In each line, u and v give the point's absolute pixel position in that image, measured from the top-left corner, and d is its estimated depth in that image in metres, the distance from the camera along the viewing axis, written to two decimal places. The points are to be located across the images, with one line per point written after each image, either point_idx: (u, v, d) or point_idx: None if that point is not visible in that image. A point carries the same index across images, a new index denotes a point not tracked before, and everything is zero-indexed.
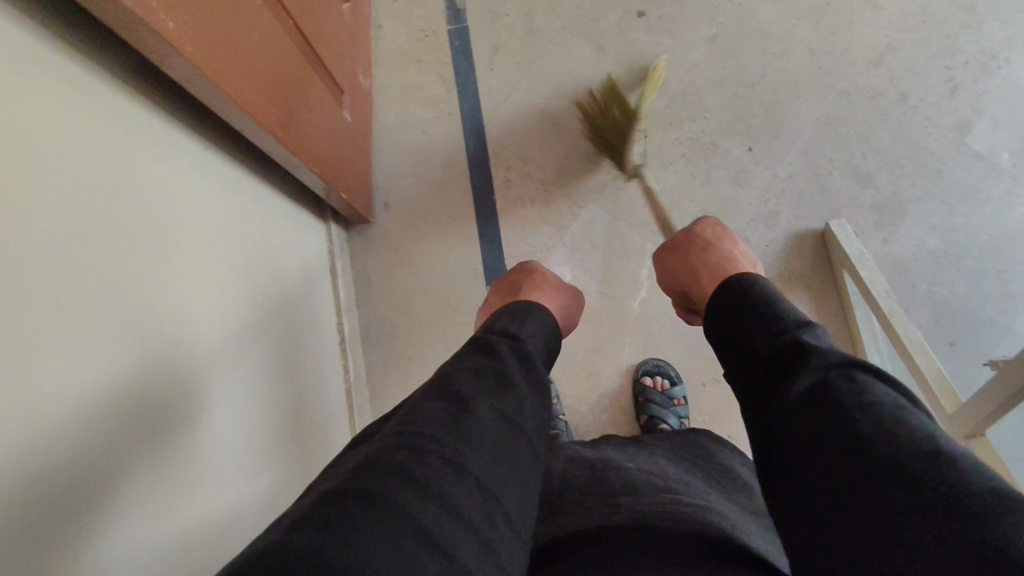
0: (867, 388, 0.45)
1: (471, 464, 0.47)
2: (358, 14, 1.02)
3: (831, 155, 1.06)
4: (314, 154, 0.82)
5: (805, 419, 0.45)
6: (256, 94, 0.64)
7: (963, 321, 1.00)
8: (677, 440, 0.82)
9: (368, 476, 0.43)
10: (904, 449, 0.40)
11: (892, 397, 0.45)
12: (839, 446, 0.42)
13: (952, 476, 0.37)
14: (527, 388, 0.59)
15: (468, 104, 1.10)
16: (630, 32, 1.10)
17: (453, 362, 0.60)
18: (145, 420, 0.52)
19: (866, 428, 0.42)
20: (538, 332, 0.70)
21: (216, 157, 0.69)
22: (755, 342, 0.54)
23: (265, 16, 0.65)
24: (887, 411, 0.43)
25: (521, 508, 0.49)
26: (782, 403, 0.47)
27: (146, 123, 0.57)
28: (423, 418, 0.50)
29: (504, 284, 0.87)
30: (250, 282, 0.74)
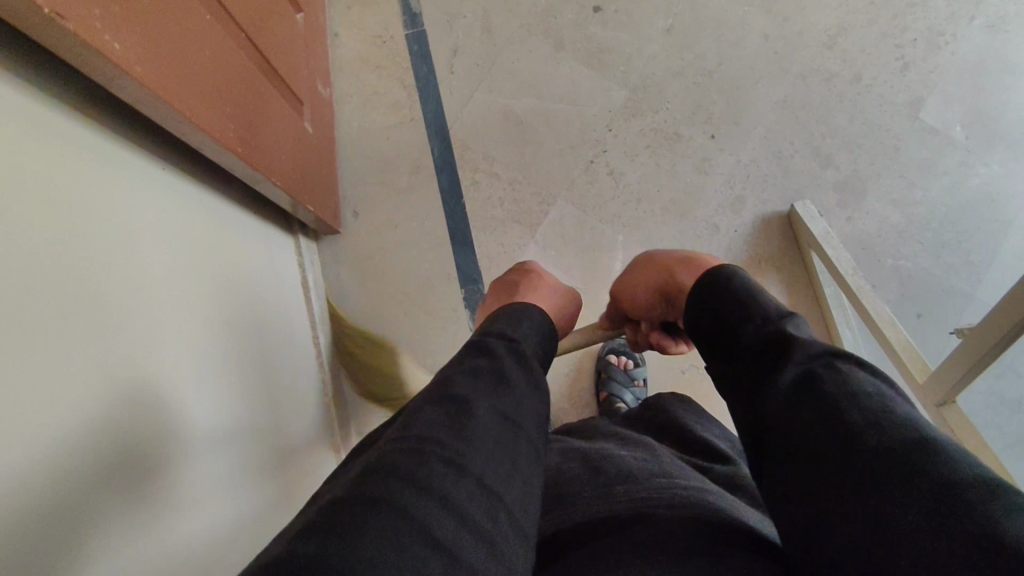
0: (853, 376, 0.45)
1: (474, 464, 0.48)
2: (312, 24, 1.00)
3: (791, 138, 1.08)
4: (276, 168, 0.81)
5: (792, 403, 0.46)
6: (213, 111, 0.63)
7: (928, 292, 1.03)
8: (667, 422, 0.82)
9: (371, 480, 0.44)
10: (888, 431, 0.40)
11: (877, 386, 0.45)
12: (823, 430, 0.43)
13: (932, 452, 0.38)
14: (525, 387, 0.59)
15: (431, 108, 1.09)
16: (588, 28, 1.11)
17: (453, 365, 0.60)
18: (122, 453, 0.50)
19: (851, 413, 0.42)
20: (533, 332, 0.70)
21: (176, 177, 0.68)
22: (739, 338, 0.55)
23: (216, 31, 0.63)
24: (871, 397, 0.43)
25: (524, 503, 0.49)
26: (768, 395, 0.48)
27: (103, 148, 0.55)
28: (423, 424, 0.50)
29: (497, 284, 0.87)
30: (221, 301, 0.73)
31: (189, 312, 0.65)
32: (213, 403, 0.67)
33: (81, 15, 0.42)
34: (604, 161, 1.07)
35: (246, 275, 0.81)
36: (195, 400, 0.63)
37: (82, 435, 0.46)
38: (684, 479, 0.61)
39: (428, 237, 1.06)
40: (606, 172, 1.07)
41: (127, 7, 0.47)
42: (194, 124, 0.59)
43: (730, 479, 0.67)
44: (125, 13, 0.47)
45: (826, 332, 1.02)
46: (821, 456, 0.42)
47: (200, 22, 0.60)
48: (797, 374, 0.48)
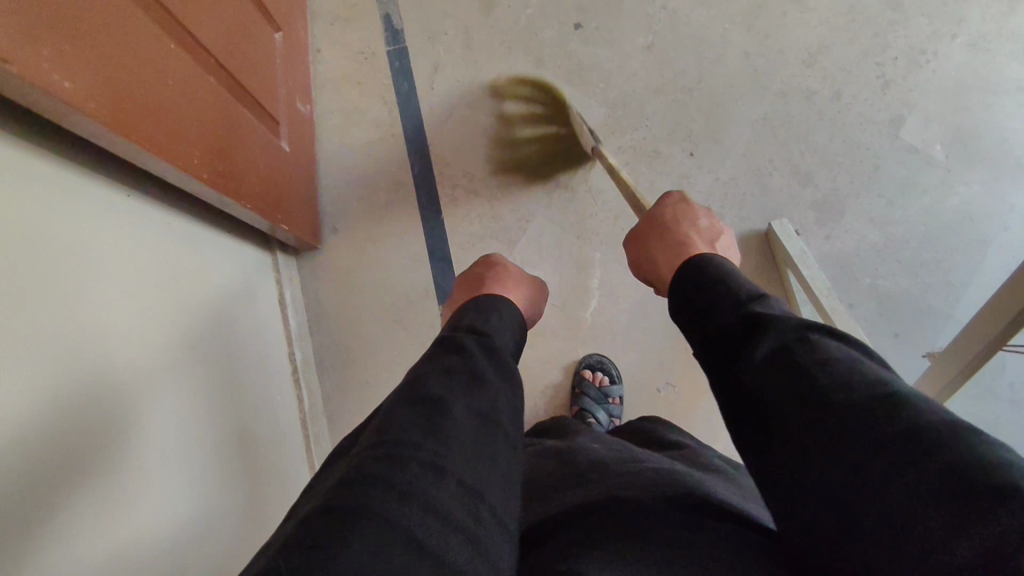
0: (822, 346, 0.48)
1: (452, 464, 0.49)
2: (292, 42, 1.01)
3: (770, 156, 1.08)
4: (247, 190, 0.82)
5: (771, 383, 0.47)
6: (179, 140, 0.64)
7: (905, 312, 1.03)
8: (648, 432, 0.83)
9: (352, 488, 0.45)
10: (861, 396, 0.42)
11: (846, 353, 0.47)
12: (801, 403, 0.44)
13: (902, 412, 0.40)
14: (499, 379, 0.60)
15: (411, 124, 1.10)
16: (568, 45, 1.11)
17: (424, 363, 0.60)
18: (73, 467, 0.53)
19: (825, 381, 0.44)
20: (505, 324, 0.71)
21: (141, 205, 0.69)
22: (711, 320, 0.57)
23: (182, 61, 0.64)
24: (843, 364, 0.45)
25: (505, 501, 0.51)
26: (742, 377, 0.50)
27: (62, 182, 0.57)
28: (398, 426, 0.51)
29: (463, 281, 0.87)
30: (190, 323, 0.74)
31: (152, 336, 0.66)
32: (175, 424, 0.68)
33: (30, 57, 0.43)
34: (582, 178, 1.08)
35: (219, 294, 0.82)
36: (156, 421, 0.64)
37: (33, 452, 0.48)
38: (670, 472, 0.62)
39: (407, 254, 1.07)
40: (585, 190, 1.07)
41: (79, 47, 0.48)
42: (159, 155, 0.60)
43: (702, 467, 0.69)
44: (75, 53, 0.48)
45: None
46: (802, 435, 0.43)
47: (164, 53, 0.61)
48: (767, 346, 0.49)
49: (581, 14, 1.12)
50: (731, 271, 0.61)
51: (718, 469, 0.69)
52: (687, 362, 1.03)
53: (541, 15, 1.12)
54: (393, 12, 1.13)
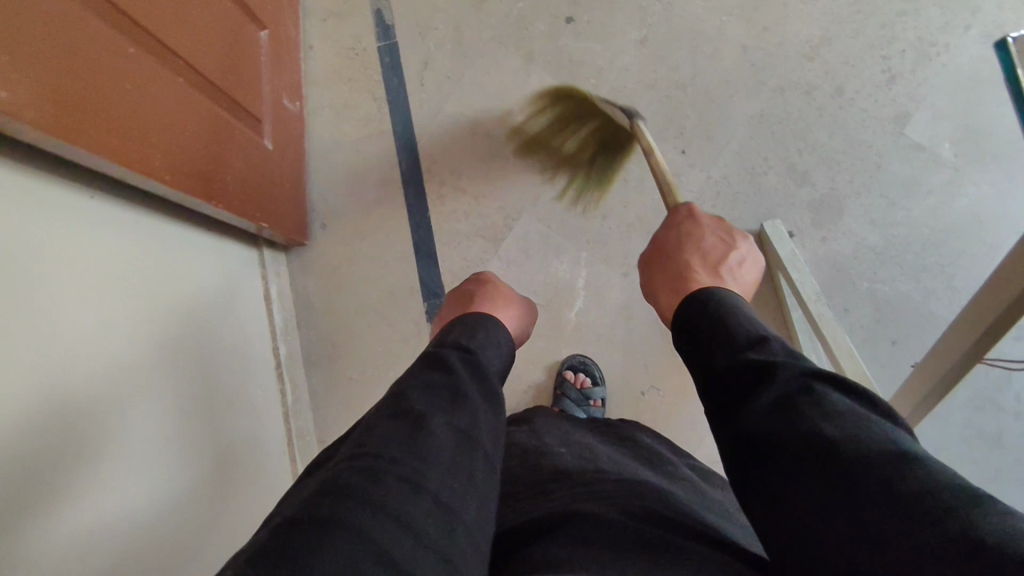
0: (831, 397, 0.44)
1: (430, 482, 0.47)
2: (280, 39, 1.02)
3: (765, 154, 1.04)
4: (221, 189, 0.83)
5: (777, 434, 0.42)
6: (132, 143, 0.66)
7: (905, 319, 0.99)
8: (621, 435, 0.79)
9: (324, 500, 0.43)
10: (866, 452, 0.39)
11: (849, 406, 0.43)
12: (801, 455, 0.41)
13: (907, 470, 0.37)
14: (480, 400, 0.58)
15: (400, 121, 1.10)
16: (559, 40, 1.09)
17: (407, 378, 0.58)
18: (34, 465, 0.54)
19: (833, 429, 0.41)
20: (492, 343, 0.68)
21: (106, 205, 0.70)
22: (705, 360, 0.52)
23: (140, 65, 0.66)
24: (848, 418, 0.42)
25: (480, 519, 0.49)
26: (736, 426, 0.46)
27: (22, 185, 0.58)
28: (376, 440, 0.49)
29: (455, 292, 0.85)
30: (163, 320, 0.75)
31: (125, 334, 0.68)
32: (147, 416, 0.69)
33: None
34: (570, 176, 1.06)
35: (197, 290, 0.83)
36: (126, 413, 0.66)
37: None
38: (650, 487, 0.59)
39: (392, 250, 1.07)
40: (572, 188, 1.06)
41: (12, 58, 0.50)
42: (107, 158, 0.63)
43: (675, 474, 0.67)
44: (12, 64, 0.50)
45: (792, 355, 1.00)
46: (813, 491, 0.39)
47: (118, 57, 0.62)
48: (765, 392, 0.45)
49: (573, 8, 1.09)
50: (727, 302, 0.55)
51: (686, 475, 0.68)
52: (674, 366, 1.02)
53: (533, 9, 1.10)
54: (384, 8, 1.12)
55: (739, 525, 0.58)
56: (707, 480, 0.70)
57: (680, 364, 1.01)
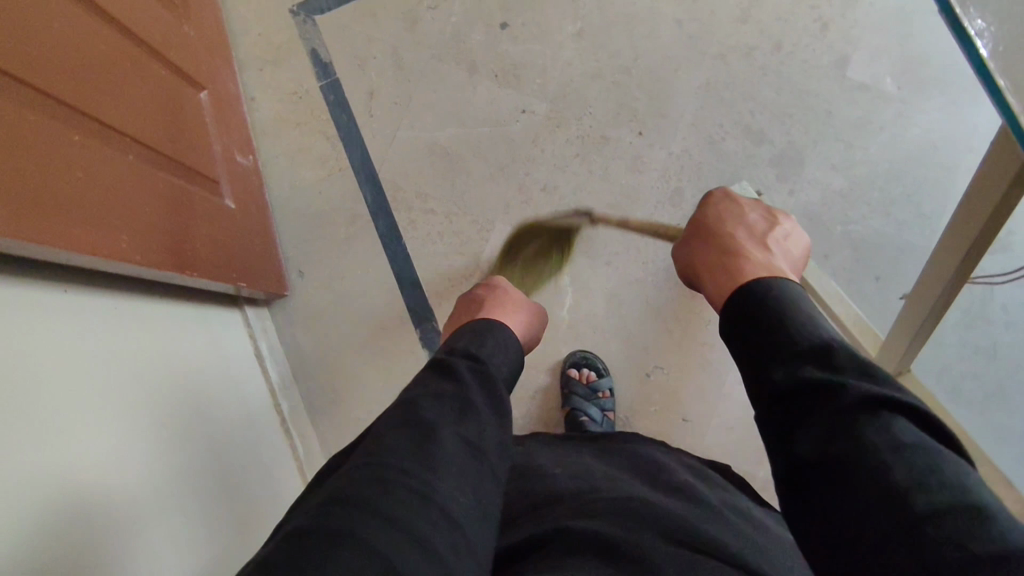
0: (896, 426, 0.42)
1: (439, 494, 0.48)
2: (222, 96, 1.01)
3: (719, 120, 1.05)
4: (193, 258, 0.82)
5: (835, 459, 0.42)
6: (99, 231, 0.65)
7: (884, 254, 1.00)
8: (622, 444, 0.76)
9: (335, 513, 0.44)
10: (938, 498, 0.38)
11: (918, 435, 0.42)
12: (868, 494, 0.40)
13: (979, 525, 0.37)
14: (490, 414, 0.57)
15: (357, 155, 1.09)
16: (497, 46, 1.09)
17: (415, 387, 0.58)
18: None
19: (898, 472, 0.40)
20: (501, 350, 0.67)
21: (80, 297, 0.68)
22: (759, 371, 0.50)
23: (89, 150, 0.65)
24: (921, 455, 0.41)
25: (483, 535, 0.50)
26: (794, 451, 0.45)
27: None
28: (385, 449, 0.50)
29: (462, 302, 0.84)
30: (162, 400, 0.74)
31: (126, 423, 0.67)
32: (167, 501, 0.68)
33: None
34: (535, 178, 1.06)
35: (189, 363, 0.82)
36: (142, 504, 0.65)
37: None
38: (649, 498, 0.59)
39: (373, 284, 1.06)
40: (539, 189, 1.06)
41: None
42: (77, 250, 0.62)
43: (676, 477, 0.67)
44: None
45: None
46: (871, 528, 0.39)
47: (67, 148, 0.61)
48: (833, 422, 0.44)
49: (505, 13, 1.10)
50: (771, 298, 0.53)
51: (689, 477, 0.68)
52: (674, 343, 1.02)
53: (466, 21, 1.10)
54: (318, 46, 1.11)
55: (746, 534, 0.58)
56: (705, 481, 0.69)
57: (678, 340, 1.02)
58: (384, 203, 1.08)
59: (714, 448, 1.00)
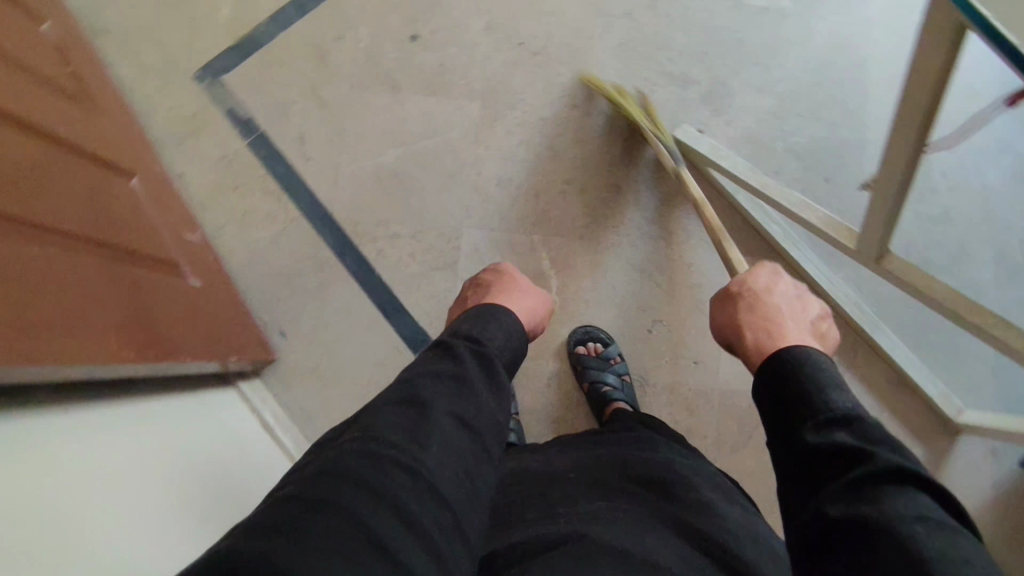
0: (918, 498, 0.41)
1: (429, 471, 0.48)
2: (152, 181, 0.96)
3: (644, 74, 1.09)
4: (178, 344, 0.79)
5: (849, 509, 0.41)
6: (83, 338, 0.62)
7: (829, 156, 1.05)
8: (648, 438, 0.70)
9: (326, 481, 0.44)
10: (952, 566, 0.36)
11: (941, 512, 0.40)
12: (879, 548, 0.38)
13: None
14: (489, 395, 0.58)
15: (306, 201, 1.07)
16: (414, 60, 1.10)
17: (414, 365, 0.59)
18: None
19: (916, 536, 0.38)
20: (504, 334, 0.66)
21: (85, 414, 0.64)
22: (791, 434, 0.49)
23: (50, 260, 0.62)
24: (947, 531, 0.39)
25: (472, 520, 0.49)
26: (814, 506, 0.44)
27: (13, 442, 0.52)
28: (380, 424, 0.50)
29: (470, 284, 0.85)
30: (200, 489, 0.71)
31: (171, 527, 0.63)
32: None
33: None
34: (488, 175, 1.07)
35: (208, 449, 0.78)
36: None
37: None
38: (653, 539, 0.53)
39: (359, 323, 1.04)
40: (495, 184, 1.07)
41: None
42: (69, 362, 0.59)
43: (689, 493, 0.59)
44: None
45: (750, 231, 1.06)
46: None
47: (29, 263, 0.59)
48: (858, 482, 0.42)
49: (413, 26, 1.11)
50: (822, 369, 0.51)
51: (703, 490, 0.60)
52: (666, 292, 1.04)
53: (377, 43, 1.10)
54: (235, 105, 1.09)
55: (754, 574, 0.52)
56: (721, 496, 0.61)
57: (668, 290, 1.04)
58: (347, 241, 1.06)
59: (731, 381, 1.02)
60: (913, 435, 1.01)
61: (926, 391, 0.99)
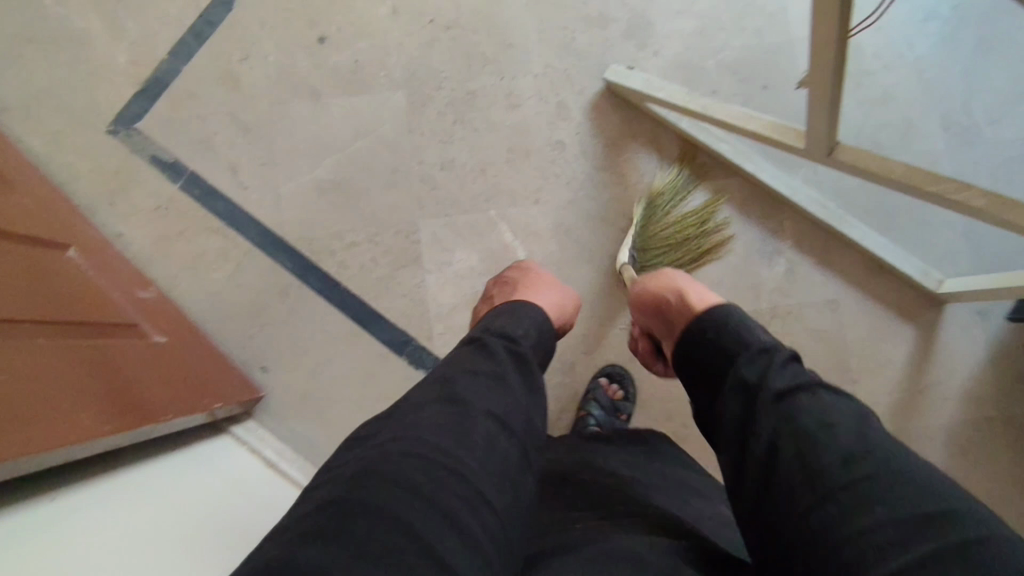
0: (836, 408, 0.49)
1: (475, 476, 0.46)
2: (91, 248, 0.92)
3: (561, 24, 1.06)
4: (157, 403, 0.78)
5: (788, 435, 0.48)
6: (56, 422, 0.61)
7: (760, 63, 1.05)
8: (658, 459, 0.72)
9: (374, 487, 0.43)
10: (895, 479, 0.44)
11: (853, 414, 0.49)
12: (830, 470, 0.45)
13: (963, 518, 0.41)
14: (526, 395, 0.55)
15: (253, 231, 1.03)
16: (327, 62, 1.06)
17: (448, 361, 0.57)
18: None
19: (858, 455, 0.45)
20: (538, 332, 0.63)
21: (72, 496, 0.62)
22: (719, 370, 0.56)
23: (11, 350, 0.60)
24: (845, 429, 0.47)
25: (514, 518, 0.48)
26: (753, 434, 0.50)
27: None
28: (423, 425, 0.49)
29: (494, 283, 0.84)
30: (212, 535, 0.69)
31: None
32: None
33: None
34: (430, 161, 1.04)
35: (212, 496, 0.77)
36: None
37: None
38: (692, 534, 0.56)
39: (338, 339, 1.02)
40: (439, 169, 1.04)
41: None
42: (45, 450, 0.58)
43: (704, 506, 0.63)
44: None
45: (705, 157, 1.05)
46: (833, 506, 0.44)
47: None
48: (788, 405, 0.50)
49: (317, 28, 1.07)
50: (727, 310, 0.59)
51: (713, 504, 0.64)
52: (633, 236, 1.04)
53: (285, 53, 1.06)
54: (157, 150, 1.04)
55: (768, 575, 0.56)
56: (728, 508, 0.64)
57: None
58: (304, 260, 1.03)
59: None
60: (901, 316, 1.02)
61: (904, 270, 1.00)
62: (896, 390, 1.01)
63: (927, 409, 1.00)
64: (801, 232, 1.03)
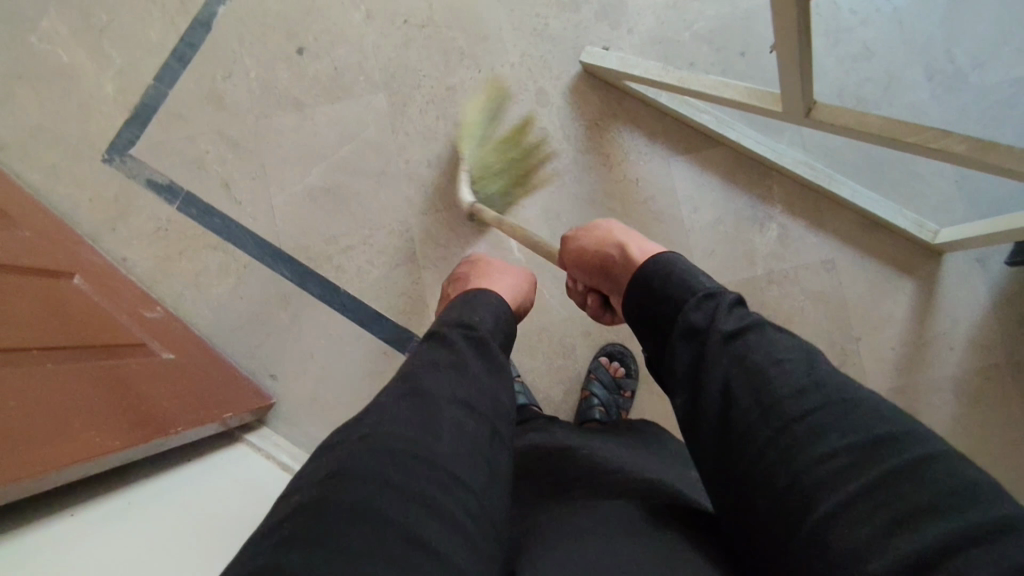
0: (784, 347, 0.51)
1: (447, 462, 0.48)
2: (96, 274, 0.95)
3: (534, 11, 1.07)
4: (168, 416, 0.80)
5: (745, 375, 0.49)
6: (68, 440, 0.63)
7: (736, 30, 1.04)
8: (642, 436, 0.73)
9: (348, 484, 0.44)
10: (845, 410, 0.45)
11: (799, 351, 0.51)
12: (788, 406, 0.47)
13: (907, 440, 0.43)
14: (488, 377, 0.57)
15: (250, 243, 1.06)
16: (307, 71, 1.08)
17: (412, 358, 0.58)
18: None
19: (811, 391, 0.47)
20: (493, 315, 0.66)
21: (91, 510, 0.65)
22: (672, 322, 0.57)
23: (24, 373, 0.62)
24: (793, 362, 0.49)
25: (491, 494, 0.50)
26: (709, 377, 0.52)
27: (21, 562, 0.53)
28: (392, 419, 0.50)
29: (448, 280, 0.85)
30: (229, 539, 0.72)
31: None
32: None
33: None
34: (416, 160, 1.06)
35: (228, 502, 0.79)
36: None
37: None
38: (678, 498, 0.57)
39: (342, 342, 1.04)
40: (426, 166, 1.06)
41: None
42: (57, 467, 0.60)
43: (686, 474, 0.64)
44: None
45: (687, 131, 1.05)
46: (796, 441, 0.45)
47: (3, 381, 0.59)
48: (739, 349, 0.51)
49: (295, 39, 1.08)
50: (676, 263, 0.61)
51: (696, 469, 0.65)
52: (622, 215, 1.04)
53: (266, 67, 1.08)
54: (152, 174, 1.07)
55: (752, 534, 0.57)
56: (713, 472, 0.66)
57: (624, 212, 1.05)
58: (302, 268, 1.05)
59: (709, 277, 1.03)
60: (898, 270, 1.01)
61: (897, 224, 0.99)
62: (898, 344, 1.00)
63: (932, 360, 1.00)
64: (790, 195, 1.03)
